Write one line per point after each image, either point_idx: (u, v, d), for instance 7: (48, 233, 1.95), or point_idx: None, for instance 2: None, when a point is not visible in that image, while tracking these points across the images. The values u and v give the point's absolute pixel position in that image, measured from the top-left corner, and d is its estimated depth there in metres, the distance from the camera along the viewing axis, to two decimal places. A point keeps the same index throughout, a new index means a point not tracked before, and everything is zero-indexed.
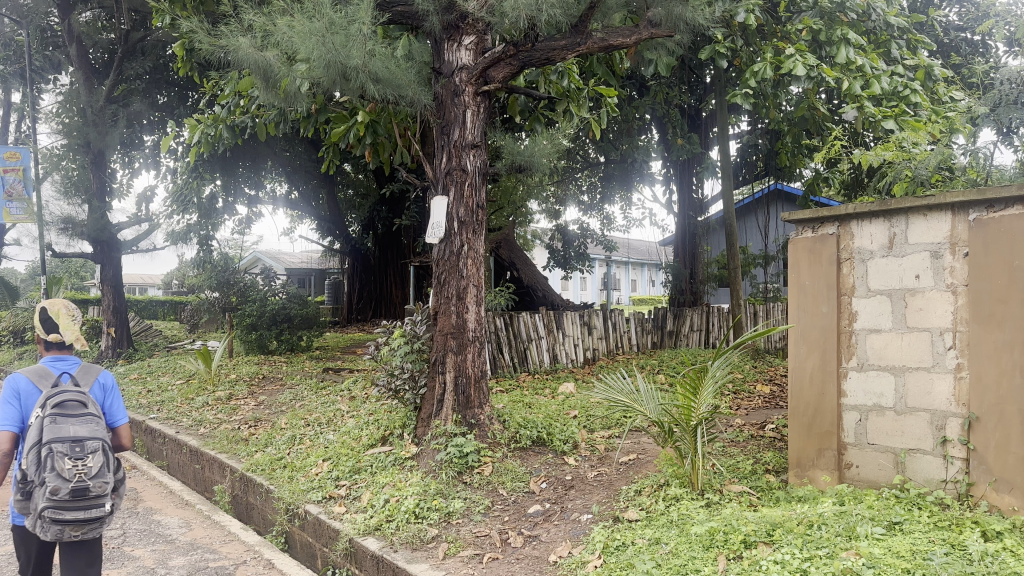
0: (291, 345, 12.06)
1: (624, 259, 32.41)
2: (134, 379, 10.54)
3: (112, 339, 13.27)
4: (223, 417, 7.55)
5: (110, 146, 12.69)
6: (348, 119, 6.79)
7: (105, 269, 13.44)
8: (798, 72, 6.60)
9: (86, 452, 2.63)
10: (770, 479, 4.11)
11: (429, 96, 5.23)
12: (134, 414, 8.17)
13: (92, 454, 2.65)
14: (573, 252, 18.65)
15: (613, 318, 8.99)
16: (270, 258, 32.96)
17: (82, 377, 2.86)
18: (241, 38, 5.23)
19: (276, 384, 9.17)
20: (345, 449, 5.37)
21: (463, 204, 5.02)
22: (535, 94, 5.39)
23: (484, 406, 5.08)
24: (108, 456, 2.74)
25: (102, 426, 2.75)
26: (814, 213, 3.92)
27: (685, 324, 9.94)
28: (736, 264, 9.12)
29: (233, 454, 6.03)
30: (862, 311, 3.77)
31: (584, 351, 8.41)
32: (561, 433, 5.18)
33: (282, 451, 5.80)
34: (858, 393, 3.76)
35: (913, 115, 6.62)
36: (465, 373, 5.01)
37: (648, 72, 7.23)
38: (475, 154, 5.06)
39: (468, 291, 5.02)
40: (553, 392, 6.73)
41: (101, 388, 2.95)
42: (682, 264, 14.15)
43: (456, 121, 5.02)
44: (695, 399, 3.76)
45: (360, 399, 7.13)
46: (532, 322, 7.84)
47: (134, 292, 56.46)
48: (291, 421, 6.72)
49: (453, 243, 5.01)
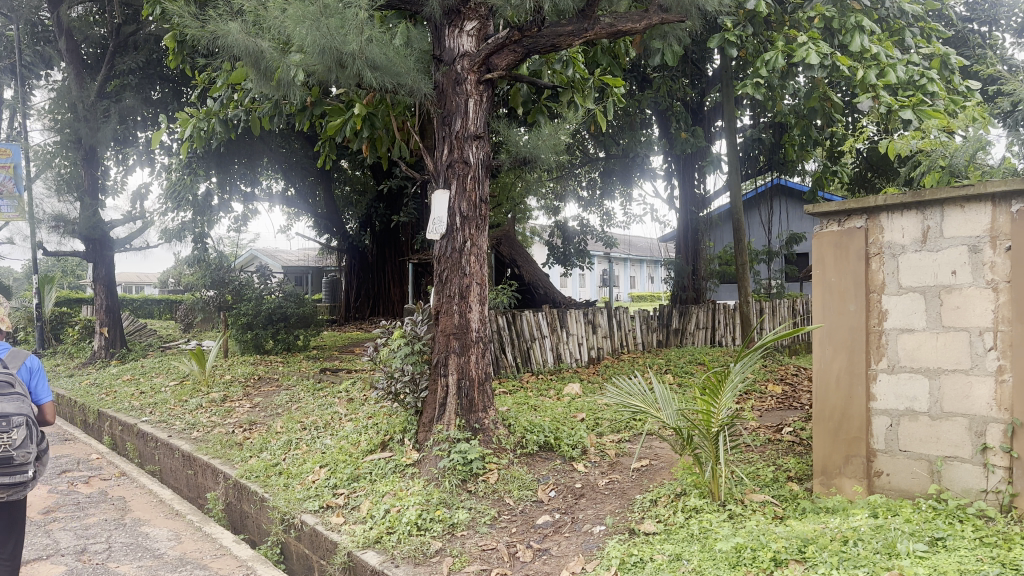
0: (288, 345, 11.82)
1: (623, 256, 32.18)
2: (127, 380, 10.27)
3: (106, 339, 13.00)
4: (218, 420, 7.30)
5: (102, 142, 12.33)
6: (345, 111, 6.56)
7: (98, 267, 13.16)
8: (811, 61, 6.38)
9: (13, 426, 3.09)
10: (793, 487, 3.90)
11: (429, 85, 4.99)
12: (126, 417, 7.92)
13: (18, 428, 3.11)
14: (574, 248, 18.40)
15: (618, 316, 8.76)
16: (266, 256, 32.65)
17: (12, 359, 3.26)
18: (231, 23, 4.99)
19: (272, 385, 8.92)
20: (342, 455, 5.13)
21: (467, 198, 4.79)
22: (540, 83, 5.13)
23: (488, 410, 4.86)
24: (31, 430, 3.21)
25: (27, 403, 3.20)
26: (841, 205, 3.69)
27: (691, 322, 9.72)
28: (744, 261, 8.89)
29: (227, 460, 5.80)
30: (893, 310, 3.55)
31: (588, 350, 8.18)
32: (570, 437, 4.93)
33: (278, 457, 5.56)
34: (889, 397, 3.55)
35: (930, 104, 6.38)
36: (469, 376, 4.78)
37: (654, 62, 6.99)
38: (478, 146, 4.83)
39: (471, 290, 4.79)
40: (558, 394, 6.49)
41: (28, 370, 3.37)
42: (684, 261, 13.93)
43: (458, 111, 4.77)
44: (716, 404, 3.52)
45: (359, 402, 6.88)
46: (536, 320, 7.61)
47: (130, 290, 56.23)
48: (287, 425, 6.49)
49: (456, 239, 4.78)
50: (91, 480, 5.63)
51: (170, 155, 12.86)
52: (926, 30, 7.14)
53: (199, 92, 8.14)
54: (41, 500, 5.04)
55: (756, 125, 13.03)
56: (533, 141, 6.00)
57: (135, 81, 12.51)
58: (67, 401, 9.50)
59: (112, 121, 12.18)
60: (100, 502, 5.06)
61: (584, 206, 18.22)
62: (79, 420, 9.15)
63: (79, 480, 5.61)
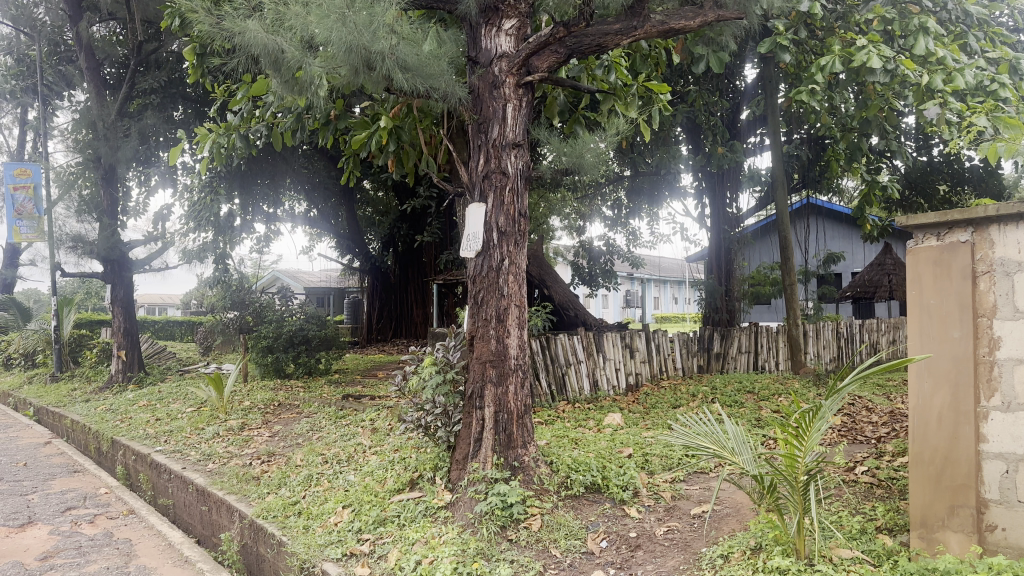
0: (309, 368, 11.41)
1: (645, 277, 31.57)
2: (143, 406, 9.90)
3: (123, 363, 12.61)
4: (235, 451, 6.89)
5: (122, 160, 12.05)
6: (371, 125, 6.20)
7: (116, 289, 12.86)
8: (872, 66, 5.91)
9: None
10: (886, 542, 3.38)
11: (465, 88, 4.58)
12: (140, 445, 7.53)
13: None
14: (599, 269, 17.88)
15: (657, 339, 8.27)
16: (288, 277, 32.47)
17: None
18: (250, 20, 4.59)
19: (292, 412, 8.49)
20: (367, 494, 4.66)
21: (505, 211, 4.35)
22: (584, 88, 4.70)
23: (529, 446, 4.36)
24: None
25: None
26: (941, 217, 3.23)
27: (733, 346, 9.15)
28: (791, 281, 8.34)
29: (243, 496, 5.37)
30: (1007, 337, 3.05)
31: (626, 377, 7.68)
32: (619, 476, 4.41)
33: (298, 494, 5.12)
34: (1004, 439, 3.04)
35: (1005, 111, 5.87)
36: (507, 408, 4.31)
37: (698, 70, 6.57)
38: (517, 154, 4.40)
39: (509, 313, 4.34)
40: (599, 425, 6.01)
41: None
42: (716, 281, 13.38)
43: (495, 117, 4.36)
44: (802, 446, 3.02)
45: (384, 432, 6.44)
46: (571, 344, 7.15)
47: (153, 311, 56.62)
48: (307, 457, 6.04)
49: (492, 256, 4.34)
50: (96, 520, 5.22)
51: (192, 174, 12.59)
52: (992, 33, 6.64)
53: (218, 106, 7.82)
54: (40, 543, 4.62)
55: (791, 140, 12.55)
56: (574, 149, 5.44)
57: (158, 100, 12.30)
58: (81, 427, 9.14)
59: (133, 139, 11.95)
60: (103, 546, 4.64)
61: (609, 226, 17.74)
62: (93, 447, 8.77)
63: (84, 519, 5.20)
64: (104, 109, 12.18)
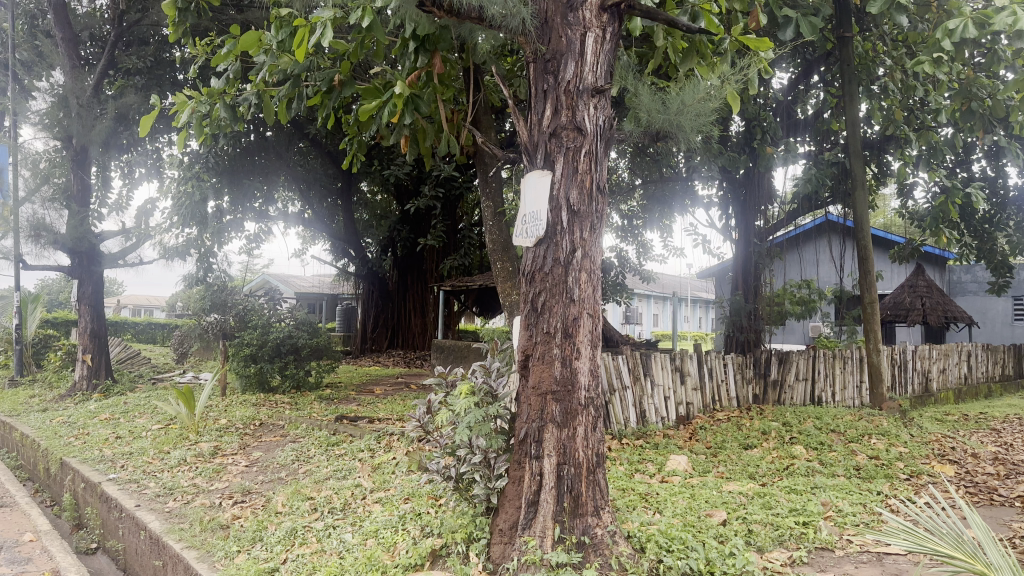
0: (298, 382, 10.11)
1: (648, 292, 30.50)
2: (104, 420, 8.58)
3: (88, 368, 11.26)
4: (203, 485, 5.58)
5: (95, 141, 10.82)
6: (381, 93, 4.87)
7: (83, 286, 11.49)
8: (1016, 30, 4.67)
9: None
10: None
11: (529, 13, 3.37)
12: (91, 471, 6.21)
13: None
14: (611, 282, 16.56)
15: (710, 362, 7.02)
16: (278, 279, 31.01)
17: None
18: None
19: (276, 435, 7.19)
20: (372, 568, 3.34)
21: (577, 184, 3.12)
22: (683, 25, 3.53)
23: (602, 513, 3.09)
24: None
25: None
26: None
27: (792, 372, 7.91)
28: (871, 299, 7.12)
29: (206, 553, 4.08)
30: None
31: (676, 407, 6.46)
32: (727, 560, 3.13)
33: (277, 557, 3.81)
34: None
35: None
36: (574, 460, 3.06)
37: (786, 35, 5.36)
38: (596, 105, 3.18)
39: (579, 326, 3.10)
40: (662, 472, 4.75)
41: None
42: (744, 299, 12.04)
43: (570, 52, 3.17)
44: None
45: (389, 471, 5.14)
46: (616, 365, 5.92)
47: (137, 313, 55.30)
48: (291, 501, 4.76)
49: (558, 247, 3.11)
50: None
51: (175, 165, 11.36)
52: None
53: (199, 68, 6.48)
54: None
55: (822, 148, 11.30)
56: (678, 105, 4.36)
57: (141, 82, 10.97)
58: (30, 445, 7.82)
59: (107, 118, 10.66)
60: None
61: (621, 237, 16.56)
62: (40, 469, 7.47)
63: None
64: (79, 85, 10.91)
